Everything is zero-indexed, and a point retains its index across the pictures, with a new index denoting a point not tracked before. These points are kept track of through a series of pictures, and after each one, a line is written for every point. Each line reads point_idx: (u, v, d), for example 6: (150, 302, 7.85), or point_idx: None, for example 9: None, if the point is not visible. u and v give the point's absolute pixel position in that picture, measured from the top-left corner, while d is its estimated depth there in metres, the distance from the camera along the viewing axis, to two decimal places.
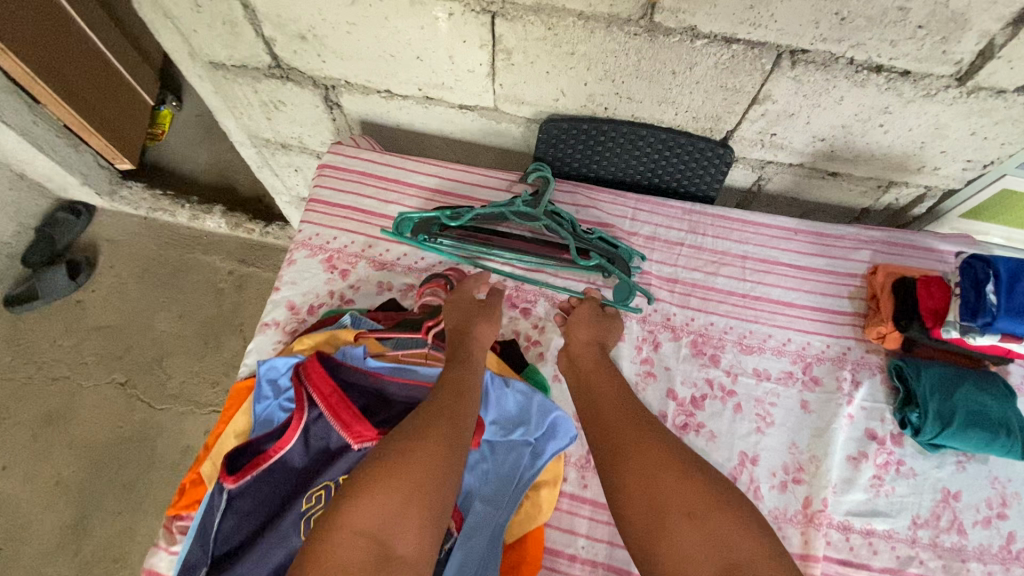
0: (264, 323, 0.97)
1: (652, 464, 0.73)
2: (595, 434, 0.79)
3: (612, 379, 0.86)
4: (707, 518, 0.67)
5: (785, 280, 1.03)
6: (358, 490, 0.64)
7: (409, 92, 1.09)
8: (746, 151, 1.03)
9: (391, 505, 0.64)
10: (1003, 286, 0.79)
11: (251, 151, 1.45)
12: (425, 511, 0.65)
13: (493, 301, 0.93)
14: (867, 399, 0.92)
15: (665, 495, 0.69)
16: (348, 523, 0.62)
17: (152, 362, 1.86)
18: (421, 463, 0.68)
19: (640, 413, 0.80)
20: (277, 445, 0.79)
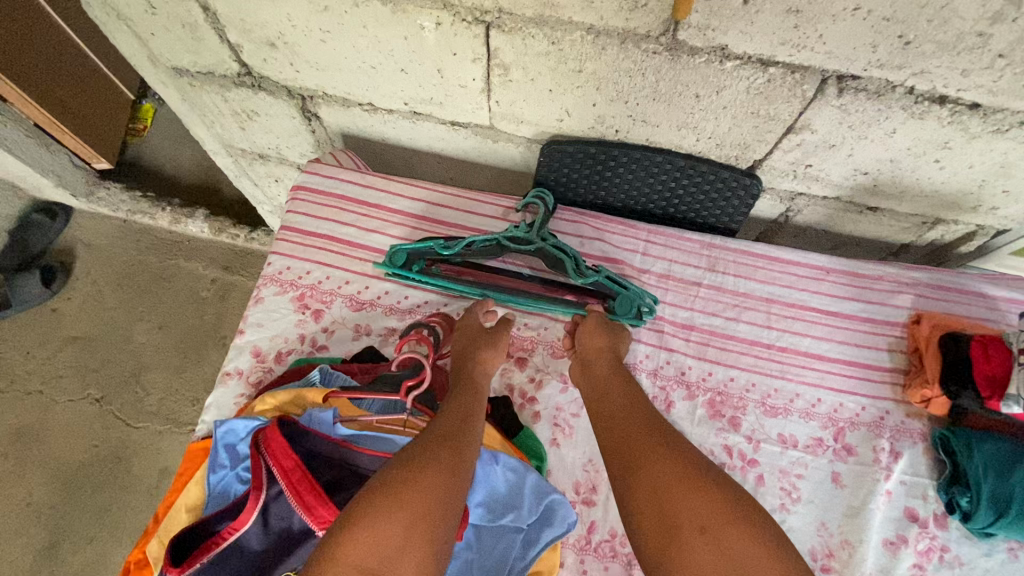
0: (226, 372, 0.86)
1: (661, 473, 0.63)
2: (608, 442, 0.71)
3: (624, 384, 0.77)
4: (721, 535, 0.58)
5: (816, 329, 0.91)
6: (355, 520, 0.56)
7: (394, 106, 0.97)
8: (775, 182, 0.91)
9: (394, 534, 0.56)
10: None
11: (227, 160, 1.34)
12: (431, 543, 0.57)
13: (501, 329, 0.85)
14: (907, 471, 0.82)
15: (674, 510, 0.60)
16: (346, 559, 0.53)
17: (129, 377, 1.77)
18: (426, 489, 0.60)
19: (651, 417, 0.71)
20: (229, 531, 0.68)
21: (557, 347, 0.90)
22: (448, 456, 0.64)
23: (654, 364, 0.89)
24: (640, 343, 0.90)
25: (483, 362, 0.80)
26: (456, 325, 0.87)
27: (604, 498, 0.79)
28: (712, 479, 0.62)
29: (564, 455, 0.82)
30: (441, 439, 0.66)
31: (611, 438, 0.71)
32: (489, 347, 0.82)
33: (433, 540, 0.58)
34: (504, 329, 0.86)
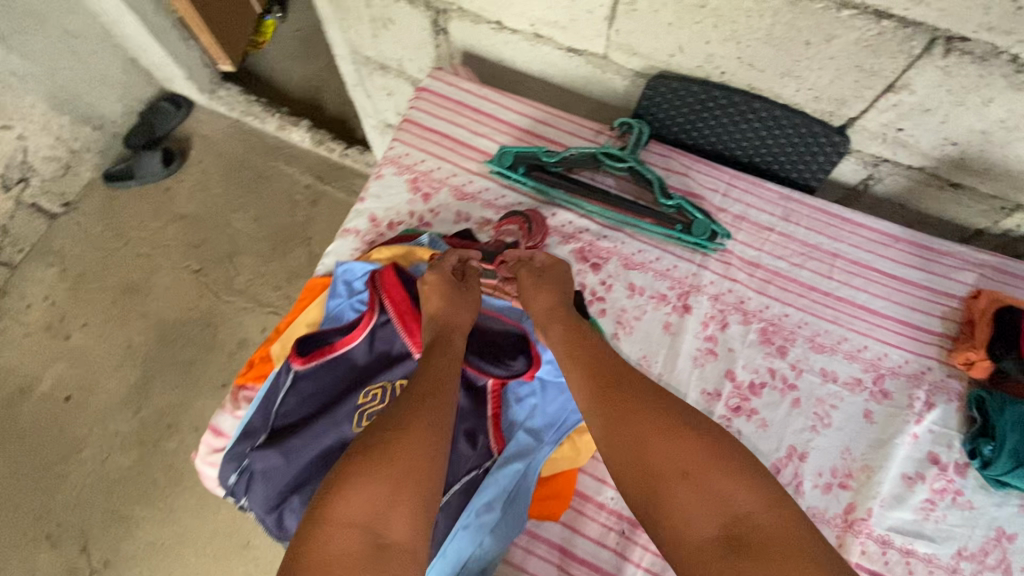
0: (346, 229, 1.01)
1: (640, 425, 0.67)
2: (585, 400, 0.72)
3: (592, 343, 0.78)
4: (702, 478, 0.62)
5: (874, 286, 0.98)
6: (344, 480, 0.59)
7: (520, 26, 1.08)
8: (863, 144, 0.97)
9: (378, 495, 0.58)
10: None
11: (349, 67, 1.48)
12: (418, 498, 0.60)
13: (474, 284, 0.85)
14: (938, 422, 0.88)
15: (655, 460, 0.64)
16: (335, 518, 0.56)
17: (225, 256, 1.98)
18: (408, 449, 0.62)
19: (623, 374, 0.74)
20: (344, 343, 0.84)
21: (630, 260, 0.98)
22: (428, 415, 0.66)
23: (717, 290, 0.97)
24: (707, 270, 0.98)
25: (456, 319, 0.80)
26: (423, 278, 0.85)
27: None
28: (688, 426, 0.66)
29: (622, 347, 0.93)
30: (422, 397, 0.68)
31: (586, 394, 0.73)
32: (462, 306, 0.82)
33: (421, 495, 0.60)
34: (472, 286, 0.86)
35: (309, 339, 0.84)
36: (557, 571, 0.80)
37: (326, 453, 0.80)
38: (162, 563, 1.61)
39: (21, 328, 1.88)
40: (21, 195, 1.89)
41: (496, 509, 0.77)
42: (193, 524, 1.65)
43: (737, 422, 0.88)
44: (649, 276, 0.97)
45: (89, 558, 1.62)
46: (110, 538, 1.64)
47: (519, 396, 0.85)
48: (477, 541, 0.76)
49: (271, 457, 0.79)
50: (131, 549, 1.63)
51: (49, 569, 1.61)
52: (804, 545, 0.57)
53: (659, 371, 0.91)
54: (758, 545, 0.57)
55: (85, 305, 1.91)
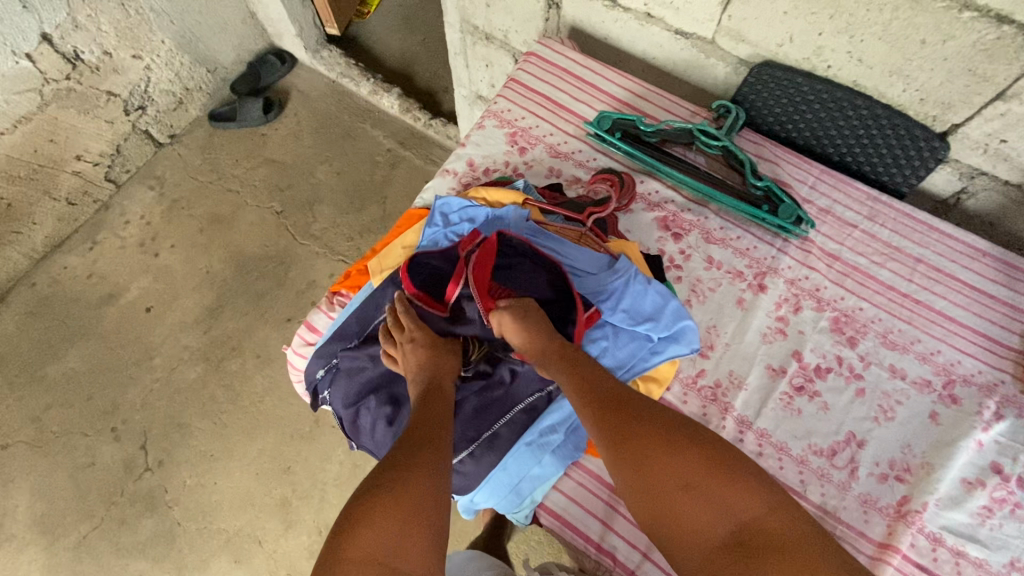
0: (445, 169, 1.08)
1: (642, 445, 0.70)
2: (586, 418, 0.75)
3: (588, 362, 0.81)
4: (704, 488, 0.65)
5: (955, 295, 0.98)
6: (357, 519, 0.61)
7: (634, 5, 1.14)
8: (963, 153, 0.98)
9: (392, 530, 0.60)
10: None
11: (456, 35, 1.56)
12: (427, 531, 0.62)
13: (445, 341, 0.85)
14: (1005, 434, 0.87)
15: (658, 476, 0.67)
16: (347, 556, 0.58)
17: (306, 203, 2.10)
18: (416, 485, 0.65)
19: (618, 394, 0.77)
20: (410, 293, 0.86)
21: (711, 236, 1.02)
22: (429, 454, 0.69)
23: (794, 275, 0.99)
24: (786, 255, 1.00)
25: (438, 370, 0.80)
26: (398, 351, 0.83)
27: (718, 355, 0.93)
28: (686, 444, 0.69)
29: (693, 313, 0.96)
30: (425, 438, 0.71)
31: (586, 411, 0.75)
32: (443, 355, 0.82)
33: (428, 533, 0.62)
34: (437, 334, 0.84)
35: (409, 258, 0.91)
36: (605, 507, 0.83)
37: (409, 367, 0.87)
38: (208, 473, 1.71)
39: (117, 240, 2.04)
40: (137, 121, 2.06)
41: (559, 433, 0.83)
42: (242, 442, 1.75)
43: (799, 401, 0.89)
44: (729, 252, 1.00)
45: (145, 456, 1.73)
46: (166, 442, 1.75)
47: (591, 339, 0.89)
48: (537, 459, 0.82)
49: (361, 359, 0.87)
50: (183, 455, 1.73)
51: (108, 461, 1.72)
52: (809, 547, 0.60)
53: (727, 342, 0.94)
54: (766, 547, 0.60)
55: (175, 229, 2.06)
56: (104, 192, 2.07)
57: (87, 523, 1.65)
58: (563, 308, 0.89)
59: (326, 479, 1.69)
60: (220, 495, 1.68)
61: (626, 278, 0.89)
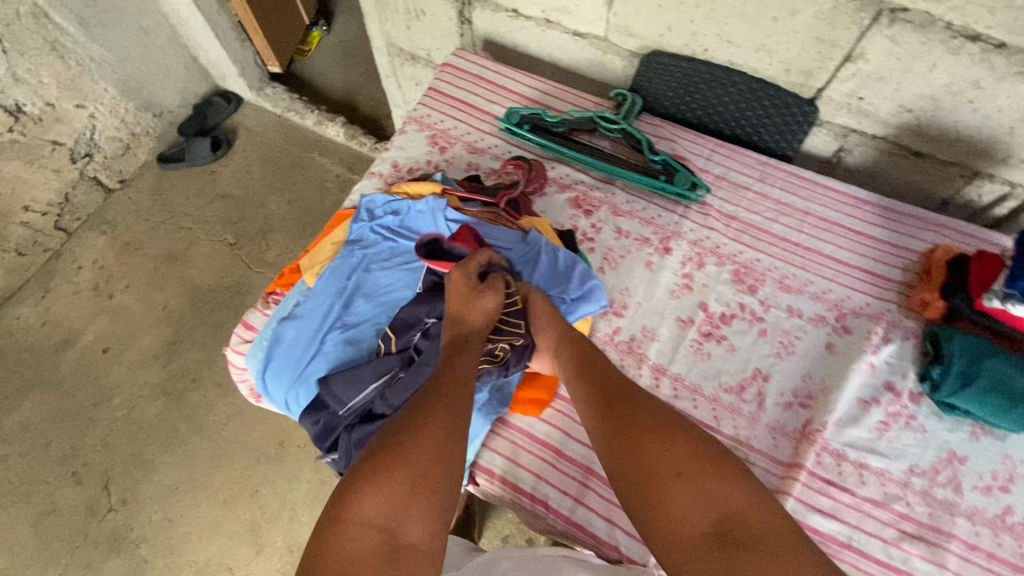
0: (371, 172, 1.16)
1: (641, 433, 0.73)
2: (594, 409, 0.80)
3: (597, 362, 0.86)
4: (694, 476, 0.67)
5: (840, 240, 1.08)
6: (360, 487, 0.64)
7: (533, 13, 1.25)
8: (832, 115, 1.11)
9: (393, 497, 0.63)
10: None
11: (384, 59, 1.66)
12: (429, 502, 0.65)
13: (485, 295, 0.89)
14: (893, 355, 0.96)
15: (653, 462, 0.70)
16: (351, 520, 0.61)
17: (258, 233, 2.15)
18: (420, 457, 0.68)
19: (621, 390, 0.81)
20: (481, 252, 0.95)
21: (619, 209, 1.11)
22: (443, 420, 0.73)
23: (696, 237, 1.08)
24: (688, 220, 1.10)
25: (470, 329, 0.87)
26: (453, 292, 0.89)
27: (632, 314, 1.01)
28: (685, 436, 0.72)
29: (608, 278, 1.04)
30: (433, 406, 0.74)
31: (596, 403, 0.80)
32: (476, 315, 0.88)
33: (434, 497, 0.65)
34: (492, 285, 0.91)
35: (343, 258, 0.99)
36: (539, 461, 0.89)
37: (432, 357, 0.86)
38: (174, 506, 1.70)
39: (70, 286, 2.05)
40: (84, 168, 2.10)
41: (483, 392, 0.91)
42: (207, 471, 1.74)
43: (707, 346, 0.97)
44: (635, 222, 1.09)
45: (109, 496, 1.71)
46: (128, 479, 1.74)
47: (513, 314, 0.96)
48: None
49: (296, 351, 0.93)
50: (148, 491, 1.72)
51: (69, 506, 1.70)
52: (791, 542, 0.60)
53: (638, 300, 1.02)
54: (748, 540, 0.60)
55: (129, 270, 2.08)
56: (55, 240, 2.09)
57: (51, 571, 1.61)
58: None
59: (295, 499, 1.70)
60: (187, 526, 1.67)
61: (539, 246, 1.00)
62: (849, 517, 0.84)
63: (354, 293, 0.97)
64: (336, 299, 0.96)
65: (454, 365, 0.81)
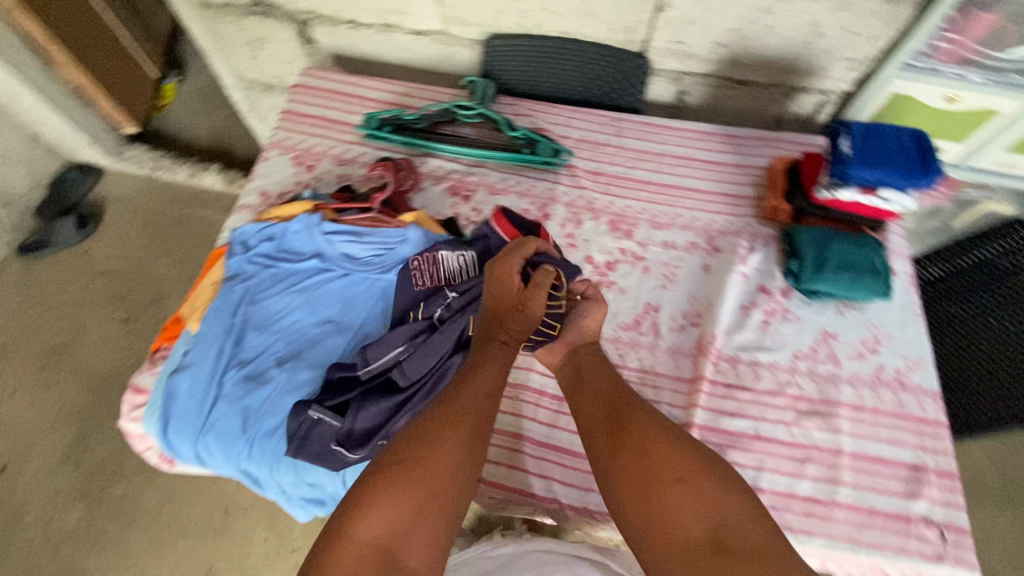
0: (240, 206, 1.13)
1: (640, 435, 0.67)
2: (592, 408, 0.73)
3: (597, 361, 0.81)
4: (698, 483, 0.62)
5: (697, 172, 1.18)
6: (364, 498, 0.59)
7: (371, 20, 1.27)
8: (663, 62, 1.21)
9: (404, 511, 0.59)
10: (854, 138, 0.95)
11: (239, 95, 1.61)
12: (442, 517, 0.60)
13: (530, 304, 0.79)
14: (761, 262, 1.06)
15: (653, 465, 0.64)
16: (356, 538, 0.57)
17: (152, 302, 2.00)
18: (439, 468, 0.62)
19: (622, 388, 0.75)
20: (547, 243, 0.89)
21: (495, 188, 1.15)
22: (466, 430, 0.65)
23: (570, 198, 1.14)
24: (560, 184, 1.16)
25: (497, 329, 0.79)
26: (497, 286, 0.81)
27: None
28: (689, 440, 0.67)
29: None
30: (459, 411, 0.67)
31: (593, 404, 0.73)
32: (512, 320, 0.79)
33: (447, 510, 0.60)
34: (538, 290, 0.80)
35: (226, 295, 0.97)
36: None
37: (460, 324, 0.86)
38: None
39: None
40: None
41: None
42: (150, 566, 1.57)
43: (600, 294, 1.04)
44: (512, 197, 1.14)
45: None
46: None
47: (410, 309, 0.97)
48: None
49: (194, 400, 0.90)
50: None
51: None
52: (779, 556, 0.56)
53: None
54: (744, 552, 0.56)
55: (10, 374, 1.86)
56: None
57: None
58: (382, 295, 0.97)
59: (255, 563, 1.56)
60: None
61: (425, 240, 1.00)
62: (753, 412, 0.92)
63: (244, 329, 0.95)
64: (226, 338, 0.94)
65: (480, 365, 0.74)
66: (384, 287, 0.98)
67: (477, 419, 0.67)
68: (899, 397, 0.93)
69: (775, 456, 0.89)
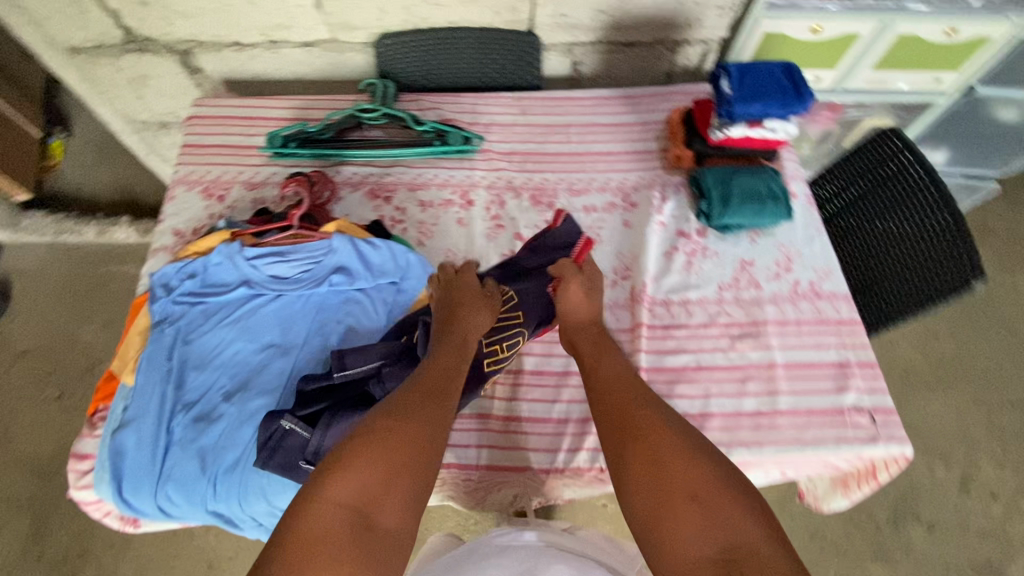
0: (155, 249, 1.09)
1: (655, 443, 0.65)
2: (605, 408, 0.72)
3: (611, 363, 0.78)
4: (713, 500, 0.59)
5: (604, 136, 1.23)
6: (338, 464, 0.61)
7: (255, 39, 1.25)
8: (551, 37, 1.25)
9: (379, 474, 0.61)
10: (732, 78, 1.03)
11: (134, 138, 1.54)
12: (414, 485, 0.63)
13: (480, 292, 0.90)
14: (675, 209, 1.13)
15: (667, 477, 0.62)
16: (328, 499, 0.59)
17: (85, 372, 1.87)
18: (411, 439, 0.65)
19: (640, 390, 0.73)
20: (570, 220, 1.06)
21: (414, 184, 1.16)
22: (436, 408, 0.70)
23: (489, 180, 1.17)
24: (477, 169, 1.18)
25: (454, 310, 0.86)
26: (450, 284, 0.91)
27: None
28: (706, 450, 0.64)
29: (428, 248, 1.09)
30: (431, 395, 0.71)
31: (607, 404, 0.72)
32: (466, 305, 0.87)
33: (419, 480, 0.63)
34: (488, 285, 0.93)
35: (157, 341, 0.94)
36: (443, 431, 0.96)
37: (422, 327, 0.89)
38: None
39: None
40: None
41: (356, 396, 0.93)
42: None
43: None
44: (432, 190, 1.15)
45: None
46: None
47: (350, 317, 0.97)
48: None
49: (143, 453, 0.87)
50: None
51: None
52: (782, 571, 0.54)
53: (462, 256, 1.09)
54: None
55: None
56: None
57: None
58: (321, 310, 0.97)
59: None
60: None
61: (354, 245, 0.99)
62: (692, 346, 0.99)
63: (182, 371, 0.92)
64: (166, 383, 0.91)
65: (442, 351, 0.79)
66: (319, 301, 0.98)
67: (443, 400, 0.72)
68: (817, 305, 1.02)
69: (719, 381, 0.96)
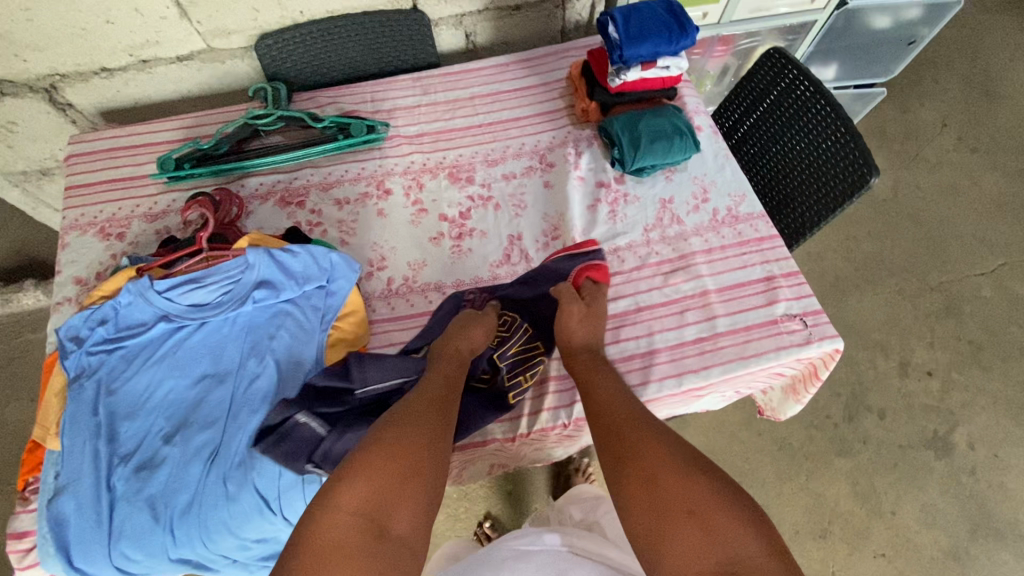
0: (57, 303, 1.01)
1: (651, 463, 0.66)
2: (603, 430, 0.73)
3: (607, 388, 0.79)
4: (709, 517, 0.60)
5: (510, 102, 1.22)
6: (347, 476, 0.63)
7: (123, 61, 1.17)
8: (437, 11, 1.23)
9: (389, 481, 0.63)
10: (617, 23, 1.05)
11: (15, 192, 1.42)
12: (423, 493, 0.64)
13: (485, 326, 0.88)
14: (591, 162, 1.14)
15: (664, 495, 0.62)
16: (340, 507, 0.60)
17: (19, 453, 1.71)
18: (415, 450, 0.66)
19: (635, 412, 0.74)
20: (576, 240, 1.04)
21: (326, 184, 1.12)
22: (436, 416, 0.72)
23: (403, 167, 1.14)
24: (389, 157, 1.15)
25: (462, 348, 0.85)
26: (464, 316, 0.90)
27: (391, 259, 1.05)
28: (699, 462, 0.65)
29: (353, 245, 1.06)
30: (434, 405, 0.73)
31: (604, 427, 0.73)
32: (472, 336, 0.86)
33: (427, 487, 0.65)
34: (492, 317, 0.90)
35: (76, 396, 0.87)
36: None
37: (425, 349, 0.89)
38: None
39: None
40: None
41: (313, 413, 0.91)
42: None
43: (464, 245, 1.07)
44: (346, 187, 1.12)
45: None
46: None
47: (283, 330, 0.93)
48: None
49: (85, 516, 0.81)
50: None
51: None
52: None
53: (391, 248, 1.06)
54: None
55: None
56: None
57: None
58: (250, 329, 0.93)
59: None
60: None
61: (272, 256, 0.95)
62: (629, 290, 1.01)
63: (113, 423, 0.87)
64: (97, 439, 0.85)
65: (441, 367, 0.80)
66: (247, 321, 0.94)
67: (444, 412, 0.73)
68: (737, 229, 1.06)
69: (661, 317, 0.99)
